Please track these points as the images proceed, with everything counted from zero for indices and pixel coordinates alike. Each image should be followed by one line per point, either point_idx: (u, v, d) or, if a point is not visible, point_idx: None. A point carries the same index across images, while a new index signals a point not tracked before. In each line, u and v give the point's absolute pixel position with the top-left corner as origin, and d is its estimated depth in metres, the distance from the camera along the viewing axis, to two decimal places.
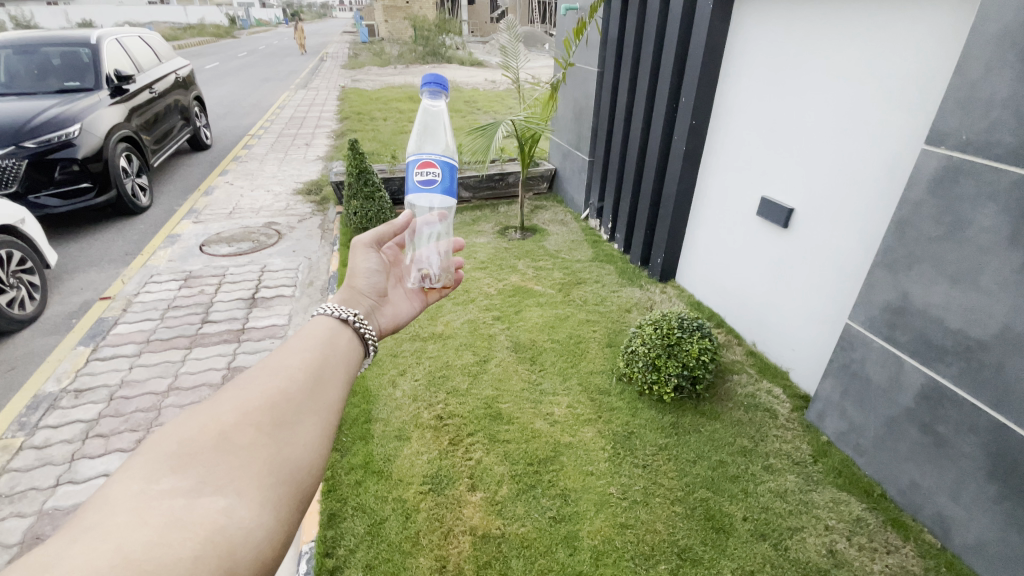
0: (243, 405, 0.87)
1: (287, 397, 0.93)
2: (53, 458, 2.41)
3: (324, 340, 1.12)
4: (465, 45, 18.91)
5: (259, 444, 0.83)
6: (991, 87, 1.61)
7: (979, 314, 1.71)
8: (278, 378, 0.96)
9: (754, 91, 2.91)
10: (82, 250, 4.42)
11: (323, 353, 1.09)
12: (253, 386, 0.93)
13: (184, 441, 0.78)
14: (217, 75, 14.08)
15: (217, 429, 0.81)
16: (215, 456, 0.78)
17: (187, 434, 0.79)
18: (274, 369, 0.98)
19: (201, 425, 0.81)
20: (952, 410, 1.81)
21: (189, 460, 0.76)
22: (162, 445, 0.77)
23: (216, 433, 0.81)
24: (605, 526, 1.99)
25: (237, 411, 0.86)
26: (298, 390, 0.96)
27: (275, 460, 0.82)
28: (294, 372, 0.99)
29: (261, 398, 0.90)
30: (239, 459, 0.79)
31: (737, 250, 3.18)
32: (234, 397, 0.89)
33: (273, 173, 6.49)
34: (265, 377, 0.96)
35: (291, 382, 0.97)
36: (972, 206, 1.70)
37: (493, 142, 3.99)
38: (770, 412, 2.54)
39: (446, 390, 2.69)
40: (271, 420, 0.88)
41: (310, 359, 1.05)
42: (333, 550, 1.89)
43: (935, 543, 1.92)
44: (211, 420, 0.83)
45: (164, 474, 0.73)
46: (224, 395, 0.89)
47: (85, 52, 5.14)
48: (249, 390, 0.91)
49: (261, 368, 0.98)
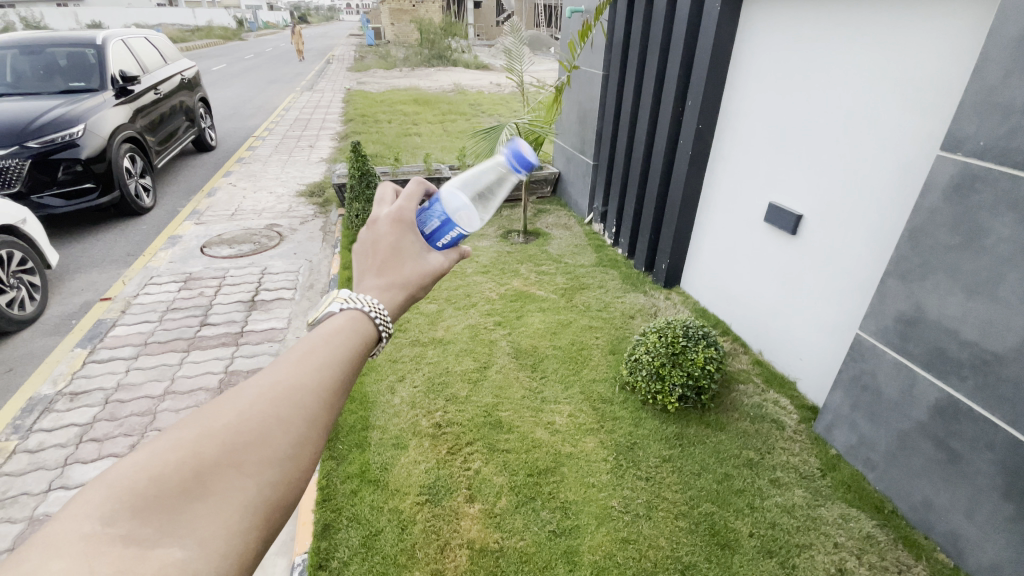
0: (238, 430, 0.63)
1: (296, 422, 0.67)
2: (47, 463, 2.38)
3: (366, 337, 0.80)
4: (470, 48, 18.92)
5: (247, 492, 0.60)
6: (1011, 92, 1.55)
7: (997, 327, 1.65)
8: (293, 393, 0.68)
9: (765, 91, 2.84)
10: (84, 251, 4.40)
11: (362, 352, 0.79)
12: (259, 397, 0.67)
13: (154, 476, 0.57)
14: (223, 76, 14.15)
15: (196, 466, 0.59)
16: (186, 504, 0.57)
17: (159, 465, 0.58)
18: (290, 375, 0.70)
19: (180, 457, 0.59)
20: (967, 425, 1.75)
21: (152, 506, 0.56)
22: (127, 476, 0.56)
23: (195, 471, 0.59)
24: (606, 541, 1.93)
25: (231, 436, 0.62)
26: (317, 413, 0.69)
27: (259, 512, 0.61)
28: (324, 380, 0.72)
29: (262, 423, 0.65)
30: (215, 513, 0.58)
31: (743, 255, 3.12)
32: (232, 414, 0.64)
33: (276, 175, 6.47)
34: (277, 385, 0.68)
35: (308, 400, 0.69)
36: (990, 215, 1.64)
37: (496, 145, 3.95)
38: (777, 424, 2.48)
39: (445, 397, 2.64)
40: (269, 455, 0.63)
41: (344, 365, 0.75)
42: (326, 563, 1.85)
43: (948, 563, 1.85)
44: (193, 449, 0.60)
45: (124, 517, 0.54)
46: (226, 401, 0.66)
47: (91, 52, 5.14)
48: (250, 408, 0.65)
49: (278, 369, 0.70)
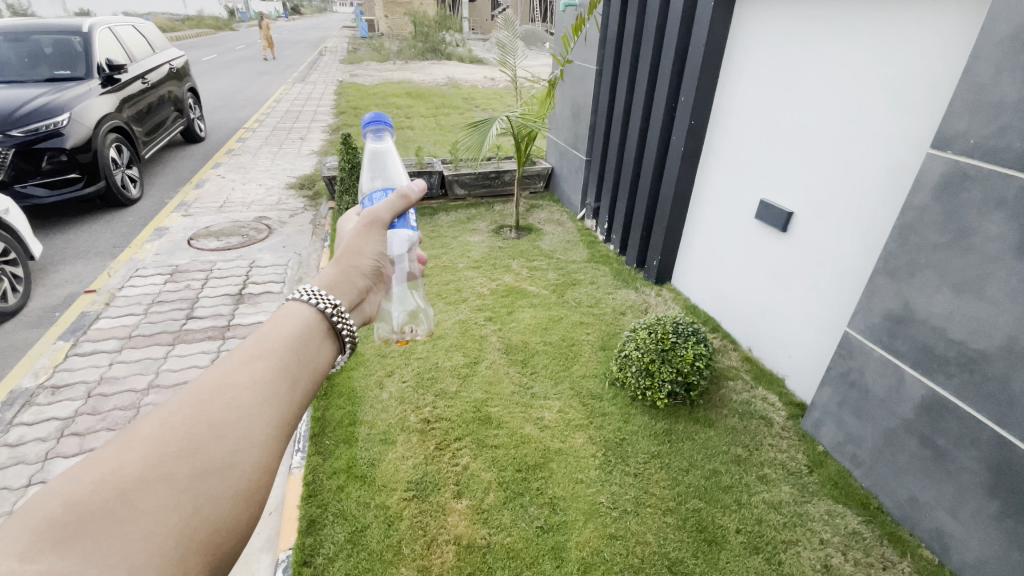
0: (160, 445, 0.67)
1: (223, 430, 0.72)
2: (26, 458, 2.33)
3: (287, 346, 0.88)
4: (464, 42, 18.81)
5: (173, 507, 0.64)
6: (1001, 90, 1.55)
7: (984, 325, 1.65)
8: (213, 404, 0.74)
9: (755, 90, 2.85)
10: (69, 242, 4.33)
11: (285, 359, 0.86)
12: (181, 411, 0.71)
13: (70, 502, 0.59)
14: (213, 67, 13.96)
15: (118, 485, 0.62)
16: (112, 527, 0.59)
17: (77, 491, 0.60)
18: (209, 389, 0.75)
19: (98, 480, 0.61)
20: (953, 423, 1.76)
21: (76, 531, 0.57)
22: (41, 505, 0.57)
23: (117, 490, 0.61)
24: (594, 536, 1.93)
25: (150, 456, 0.65)
26: (236, 422, 0.74)
27: (192, 524, 0.64)
28: (239, 394, 0.77)
29: (186, 434, 0.69)
30: (143, 529, 0.60)
31: (735, 253, 3.12)
32: (152, 430, 0.68)
33: (266, 167, 6.39)
34: (200, 400, 0.73)
35: (231, 409, 0.74)
36: (979, 213, 1.64)
37: (488, 139, 3.91)
38: (766, 421, 2.48)
39: (434, 393, 2.62)
40: (193, 468, 0.67)
41: (266, 375, 0.81)
42: (311, 559, 1.83)
43: (933, 559, 1.86)
44: (111, 474, 0.62)
45: (41, 551, 0.54)
46: (143, 427, 0.68)
47: (77, 40, 5.03)
48: (169, 426, 0.69)
49: (195, 384, 0.75)
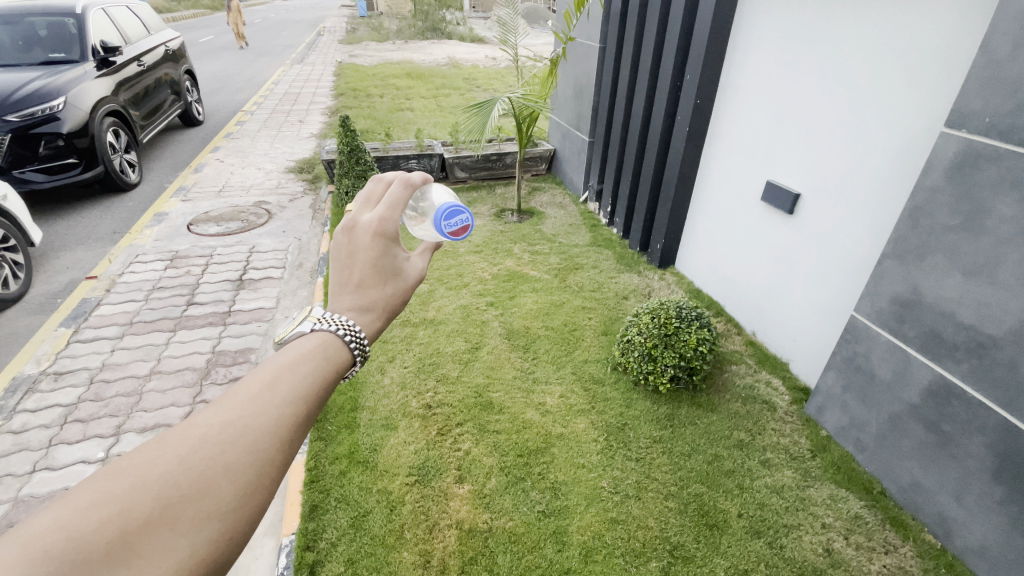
0: (172, 483, 0.60)
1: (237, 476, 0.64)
2: (31, 444, 2.35)
3: (321, 380, 0.76)
4: (465, 21, 18.46)
5: (171, 555, 0.57)
6: (1019, 66, 1.49)
7: (994, 310, 1.62)
8: (234, 444, 0.65)
9: (765, 67, 2.75)
10: (69, 228, 4.31)
11: (315, 394, 0.75)
12: (198, 446, 0.63)
13: (70, 536, 0.53)
14: (210, 48, 13.76)
15: (123, 525, 0.55)
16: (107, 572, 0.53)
17: (81, 526, 0.54)
18: (233, 424, 0.66)
19: (105, 516, 0.55)
20: (960, 408, 1.74)
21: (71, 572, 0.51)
22: (42, 537, 0.51)
23: (120, 532, 0.55)
24: (595, 521, 1.93)
25: (159, 498, 0.58)
26: (252, 465, 0.65)
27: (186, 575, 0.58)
28: (262, 433, 0.67)
29: (199, 476, 0.61)
30: None
31: (740, 237, 3.06)
32: (166, 466, 0.60)
33: (265, 150, 6.33)
34: (223, 435, 0.65)
35: (250, 451, 0.65)
36: (992, 195, 1.59)
37: (488, 120, 3.82)
38: (768, 405, 2.47)
39: (436, 378, 2.62)
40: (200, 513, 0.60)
41: (292, 411, 0.71)
42: (314, 544, 1.84)
43: (936, 543, 1.86)
44: (119, 509, 0.56)
45: None
46: (158, 458, 0.61)
47: (71, 22, 4.94)
48: (185, 462, 0.61)
49: (226, 419, 0.67)
